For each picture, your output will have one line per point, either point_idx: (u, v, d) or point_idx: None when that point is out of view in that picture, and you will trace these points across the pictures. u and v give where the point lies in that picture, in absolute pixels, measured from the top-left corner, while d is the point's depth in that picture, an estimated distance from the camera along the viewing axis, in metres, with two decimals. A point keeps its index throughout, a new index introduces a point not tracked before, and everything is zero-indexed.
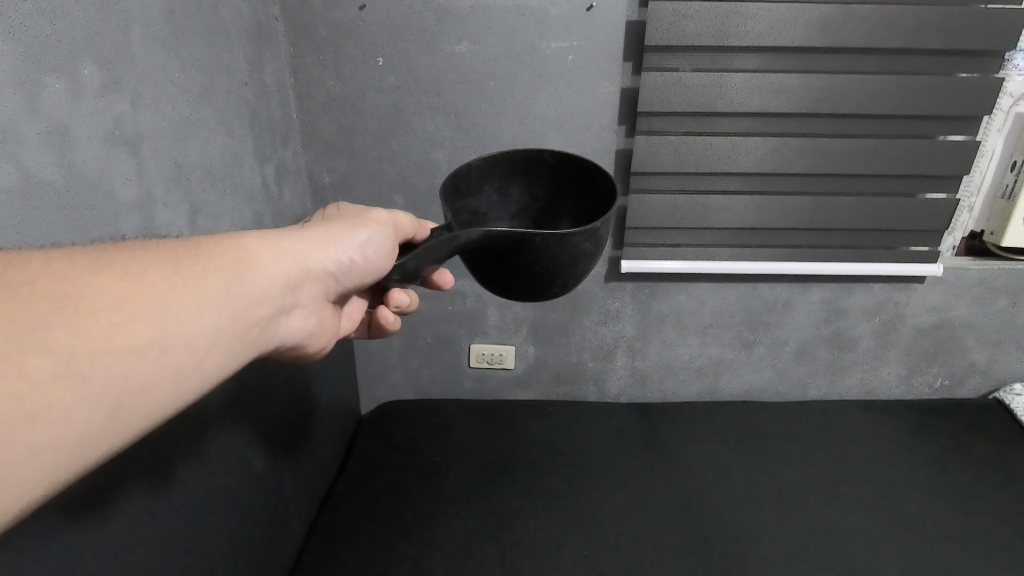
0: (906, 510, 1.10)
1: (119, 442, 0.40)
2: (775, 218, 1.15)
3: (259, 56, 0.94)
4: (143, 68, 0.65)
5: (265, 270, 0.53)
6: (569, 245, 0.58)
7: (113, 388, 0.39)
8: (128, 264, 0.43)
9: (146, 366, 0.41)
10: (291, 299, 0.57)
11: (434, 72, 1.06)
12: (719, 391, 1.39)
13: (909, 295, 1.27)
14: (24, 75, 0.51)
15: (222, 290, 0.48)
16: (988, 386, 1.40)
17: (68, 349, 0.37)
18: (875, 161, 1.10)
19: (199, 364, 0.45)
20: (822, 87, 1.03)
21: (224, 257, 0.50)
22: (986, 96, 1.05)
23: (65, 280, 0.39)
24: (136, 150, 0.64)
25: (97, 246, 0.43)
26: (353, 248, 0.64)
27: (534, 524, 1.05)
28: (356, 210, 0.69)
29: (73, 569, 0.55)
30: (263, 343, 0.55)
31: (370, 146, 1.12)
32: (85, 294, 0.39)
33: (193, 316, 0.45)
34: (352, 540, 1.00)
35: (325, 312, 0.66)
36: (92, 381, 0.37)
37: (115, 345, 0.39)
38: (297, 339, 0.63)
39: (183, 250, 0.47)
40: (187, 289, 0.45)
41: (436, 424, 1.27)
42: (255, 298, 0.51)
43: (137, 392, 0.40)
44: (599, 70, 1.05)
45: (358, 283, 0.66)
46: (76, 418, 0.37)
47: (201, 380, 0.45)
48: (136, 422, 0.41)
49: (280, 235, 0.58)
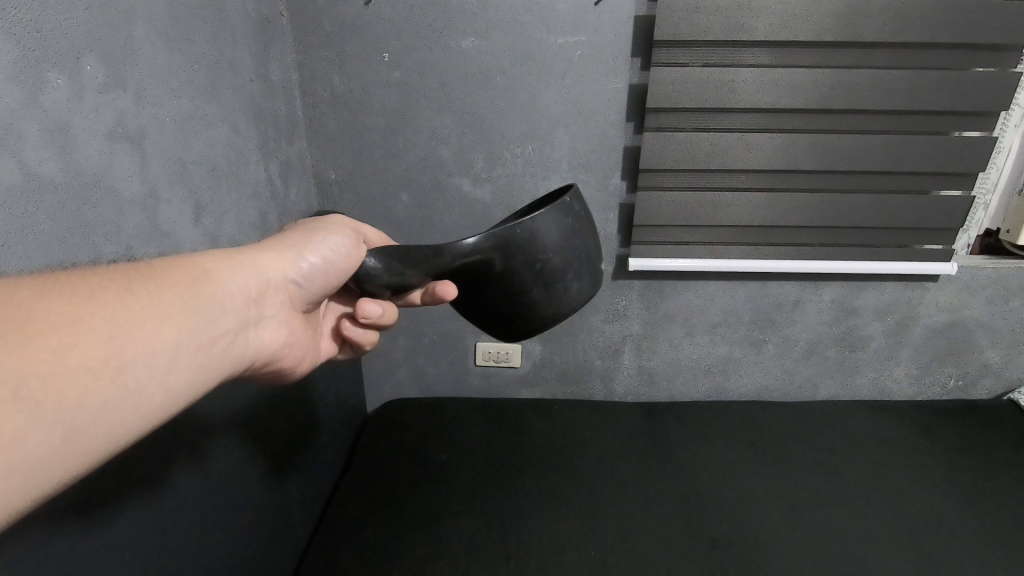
0: (918, 505, 1.07)
1: (81, 465, 0.38)
2: (784, 216, 1.13)
3: (265, 55, 0.96)
4: (145, 66, 0.67)
5: (222, 285, 0.53)
6: (551, 221, 0.57)
7: (70, 411, 0.37)
8: (78, 286, 0.42)
9: (103, 385, 0.39)
10: (254, 312, 0.57)
11: (441, 69, 1.07)
12: (727, 389, 1.38)
13: (922, 294, 1.25)
14: (30, 72, 0.53)
15: (180, 305, 0.47)
16: (1003, 387, 1.37)
17: (16, 370, 0.35)
18: (889, 158, 1.08)
19: (162, 381, 0.44)
20: (834, 82, 1.01)
21: (178, 273, 0.50)
22: (1004, 90, 1.02)
23: (10, 305, 0.38)
24: (138, 146, 0.66)
25: (39, 274, 0.42)
26: (312, 253, 0.64)
27: (539, 512, 1.05)
28: (308, 219, 0.70)
29: (78, 555, 0.56)
30: (231, 358, 0.54)
31: (377, 144, 1.13)
32: (32, 317, 0.38)
33: (150, 330, 0.44)
34: (359, 533, 1.01)
35: (294, 321, 0.67)
36: (44, 406, 0.36)
37: (66, 364, 0.38)
38: (270, 353, 0.63)
39: (135, 271, 0.47)
40: (143, 305, 0.44)
41: (442, 423, 1.29)
42: (215, 312, 0.51)
43: (97, 412, 0.39)
44: (605, 66, 1.05)
45: (322, 288, 0.66)
46: (28, 442, 0.35)
47: (164, 398, 0.44)
48: (97, 447, 0.39)
49: (234, 252, 0.59)
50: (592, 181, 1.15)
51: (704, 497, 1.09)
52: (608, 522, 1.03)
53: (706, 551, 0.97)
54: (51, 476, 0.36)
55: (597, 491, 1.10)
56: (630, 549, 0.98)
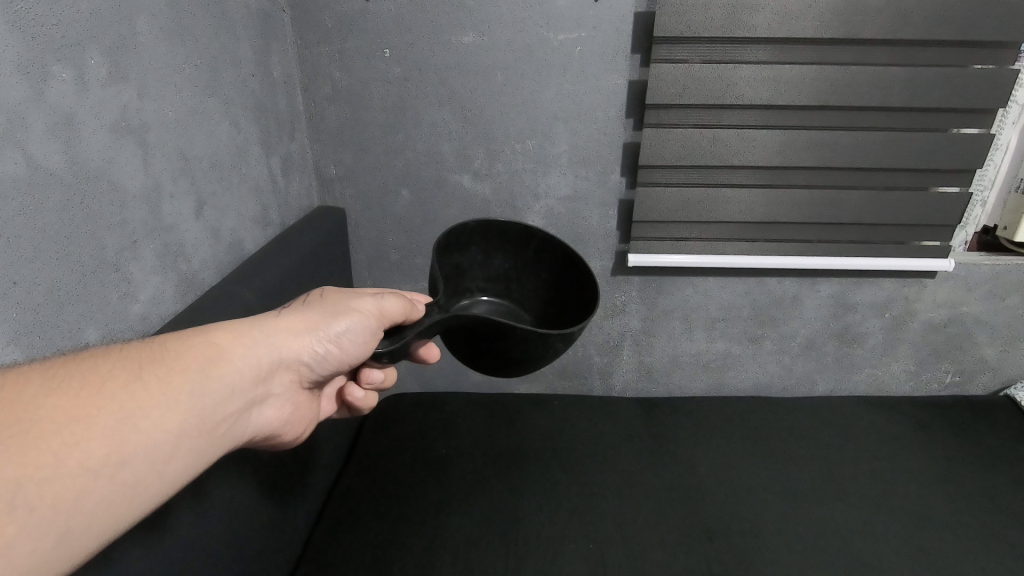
0: (913, 499, 1.08)
1: (73, 561, 0.43)
2: (783, 213, 1.14)
3: (266, 50, 0.96)
4: (149, 61, 0.68)
5: (230, 367, 0.58)
6: (546, 343, 0.65)
7: (70, 511, 0.42)
8: (89, 379, 0.47)
9: (100, 484, 0.44)
10: (259, 394, 0.62)
11: (441, 65, 1.07)
12: (725, 384, 1.39)
13: (920, 290, 1.26)
14: (35, 66, 0.53)
15: (185, 394, 0.52)
16: (999, 383, 1.38)
17: (18, 478, 0.40)
18: (887, 155, 1.09)
19: (159, 471, 0.49)
20: (833, 78, 1.02)
21: (189, 358, 0.54)
22: (1001, 87, 1.02)
23: (24, 404, 0.43)
24: (142, 140, 0.66)
25: (59, 364, 0.47)
26: (329, 339, 0.68)
27: (539, 506, 1.06)
28: (340, 293, 0.72)
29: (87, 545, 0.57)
30: (230, 440, 0.59)
31: (377, 140, 1.14)
32: (42, 423, 0.43)
33: (152, 423, 0.49)
34: (359, 529, 1.01)
35: (299, 398, 0.72)
36: (40, 513, 0.40)
37: (66, 468, 0.42)
38: (273, 428, 0.69)
39: (148, 357, 0.52)
40: (148, 397, 0.49)
41: (443, 417, 1.29)
42: (219, 397, 0.55)
43: (91, 511, 0.44)
44: (605, 62, 1.06)
45: (334, 368, 0.71)
46: (25, 547, 0.39)
47: (159, 487, 0.49)
48: (92, 541, 0.44)
49: (252, 330, 0.63)
50: (592, 176, 1.16)
51: (703, 492, 1.09)
52: (606, 517, 1.04)
53: (704, 545, 0.98)
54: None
55: (596, 486, 1.10)
56: (628, 544, 0.98)
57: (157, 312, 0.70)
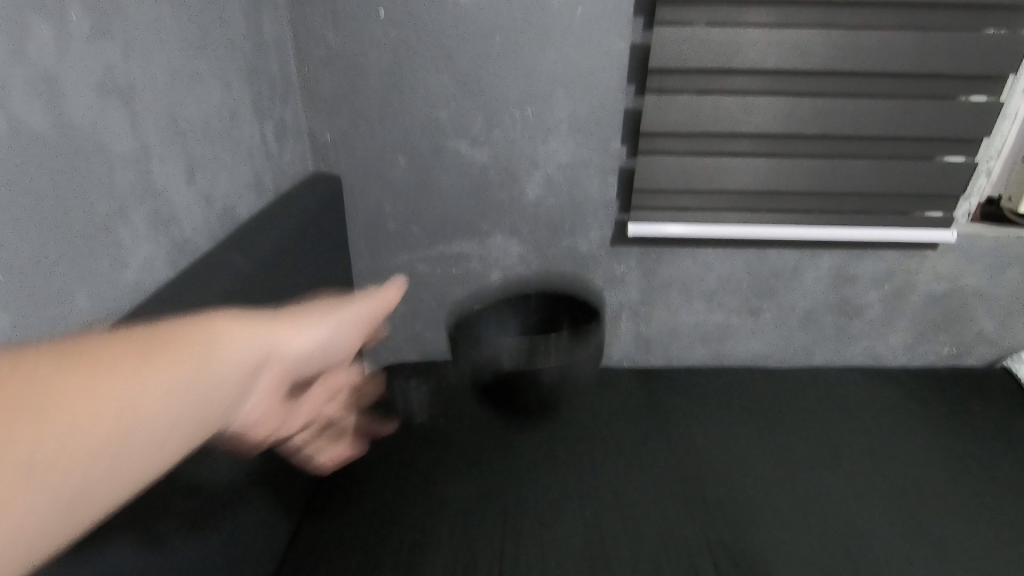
0: (905, 470, 1.10)
1: (70, 531, 0.44)
2: (787, 183, 1.12)
3: (257, 10, 0.93)
4: (134, 18, 0.65)
5: (240, 347, 0.55)
6: None
7: (66, 488, 0.42)
8: (94, 356, 0.46)
9: (98, 461, 0.44)
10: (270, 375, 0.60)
11: (438, 26, 1.04)
12: (724, 356, 1.39)
13: (921, 262, 1.26)
14: (12, 21, 0.51)
15: (189, 376, 0.50)
16: (997, 355, 1.38)
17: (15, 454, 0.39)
18: (893, 123, 1.06)
19: (160, 448, 0.49)
20: (842, 42, 0.99)
21: (199, 338, 0.52)
22: (1013, 53, 1.00)
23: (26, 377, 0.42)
24: (129, 101, 0.64)
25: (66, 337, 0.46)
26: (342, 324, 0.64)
27: (537, 475, 1.06)
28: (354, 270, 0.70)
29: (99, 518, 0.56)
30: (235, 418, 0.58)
31: (373, 105, 1.11)
32: (52, 395, 0.42)
33: (154, 404, 0.48)
34: (362, 499, 1.03)
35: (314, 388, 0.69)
36: (34, 490, 0.40)
37: (64, 446, 0.42)
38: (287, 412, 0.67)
39: (157, 334, 0.50)
40: (151, 377, 0.48)
41: (442, 387, 1.29)
42: (224, 379, 0.54)
43: (88, 487, 0.44)
44: (606, 24, 1.03)
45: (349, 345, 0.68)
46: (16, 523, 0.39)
47: (160, 462, 0.49)
48: (89, 514, 0.45)
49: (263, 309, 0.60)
50: (593, 144, 1.14)
51: (700, 461, 1.11)
52: (603, 484, 1.05)
53: (698, 515, 0.99)
54: (48, 543, 0.42)
55: (594, 455, 1.11)
56: (625, 510, 1.00)
57: (147, 280, 0.69)
